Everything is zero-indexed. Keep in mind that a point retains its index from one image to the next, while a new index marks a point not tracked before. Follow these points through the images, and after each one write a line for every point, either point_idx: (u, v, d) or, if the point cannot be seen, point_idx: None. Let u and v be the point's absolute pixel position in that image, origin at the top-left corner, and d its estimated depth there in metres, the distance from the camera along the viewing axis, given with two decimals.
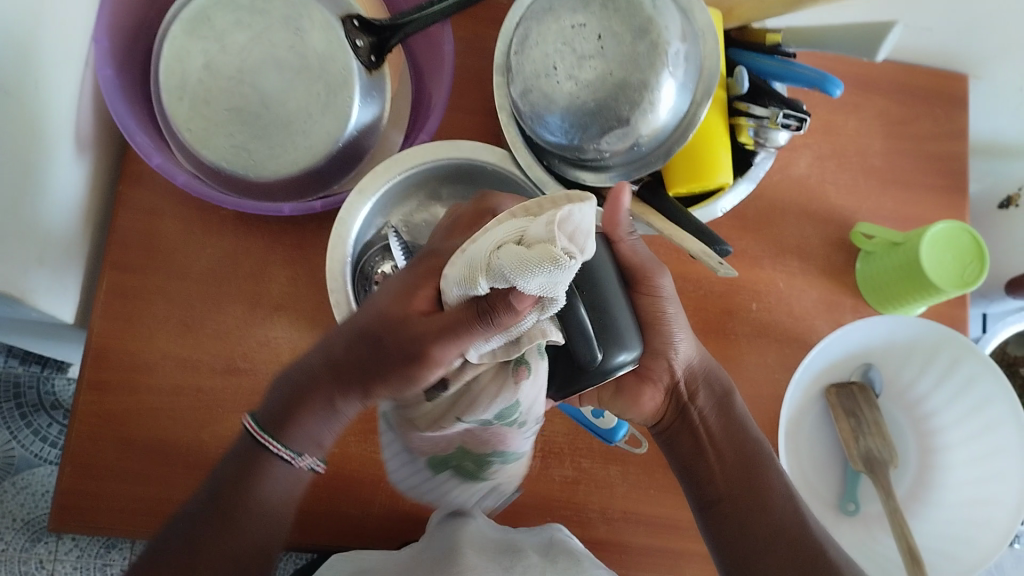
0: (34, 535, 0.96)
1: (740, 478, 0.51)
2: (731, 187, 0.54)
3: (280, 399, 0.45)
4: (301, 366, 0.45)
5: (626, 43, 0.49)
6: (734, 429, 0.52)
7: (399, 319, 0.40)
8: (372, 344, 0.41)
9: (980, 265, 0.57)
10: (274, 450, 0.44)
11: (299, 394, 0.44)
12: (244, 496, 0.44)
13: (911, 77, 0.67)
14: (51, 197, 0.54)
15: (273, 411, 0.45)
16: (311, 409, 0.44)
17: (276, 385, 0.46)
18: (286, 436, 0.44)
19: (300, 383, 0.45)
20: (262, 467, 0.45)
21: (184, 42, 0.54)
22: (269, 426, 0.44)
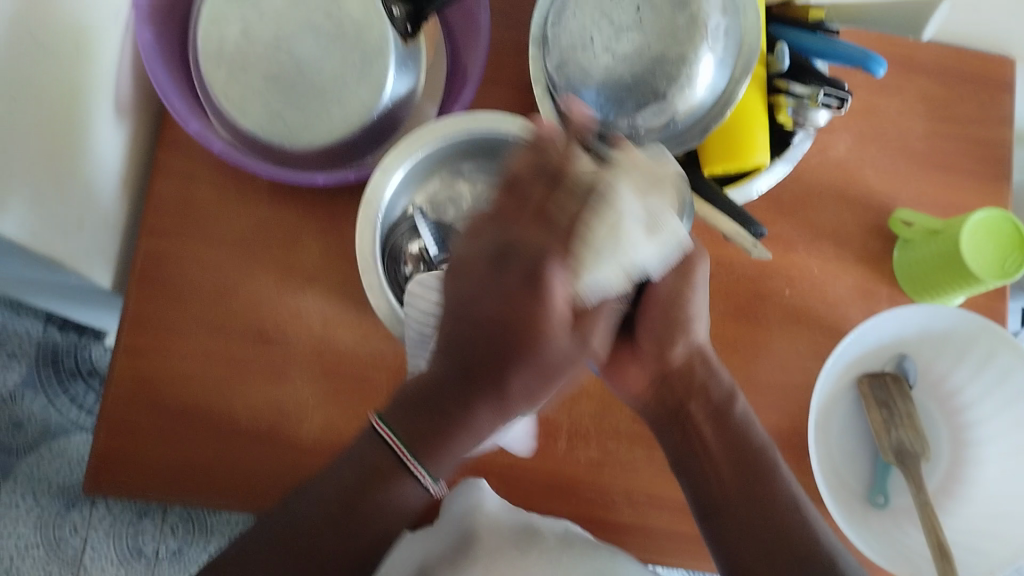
0: (68, 501, 0.99)
1: (741, 485, 0.49)
2: (768, 168, 0.53)
3: (410, 412, 0.46)
4: (425, 381, 0.46)
5: (664, 16, 0.48)
6: (741, 449, 0.51)
7: (537, 310, 0.42)
8: (490, 347, 0.44)
9: (1021, 256, 0.56)
10: (393, 446, 0.46)
11: (433, 413, 0.45)
12: (371, 502, 0.46)
13: (956, 59, 0.65)
14: (90, 162, 0.54)
15: (409, 430, 0.46)
16: (454, 423, 0.45)
17: (400, 393, 0.47)
18: (430, 456, 0.46)
19: (432, 391, 0.45)
20: (396, 481, 0.46)
21: (221, 8, 0.54)
22: (407, 443, 0.46)
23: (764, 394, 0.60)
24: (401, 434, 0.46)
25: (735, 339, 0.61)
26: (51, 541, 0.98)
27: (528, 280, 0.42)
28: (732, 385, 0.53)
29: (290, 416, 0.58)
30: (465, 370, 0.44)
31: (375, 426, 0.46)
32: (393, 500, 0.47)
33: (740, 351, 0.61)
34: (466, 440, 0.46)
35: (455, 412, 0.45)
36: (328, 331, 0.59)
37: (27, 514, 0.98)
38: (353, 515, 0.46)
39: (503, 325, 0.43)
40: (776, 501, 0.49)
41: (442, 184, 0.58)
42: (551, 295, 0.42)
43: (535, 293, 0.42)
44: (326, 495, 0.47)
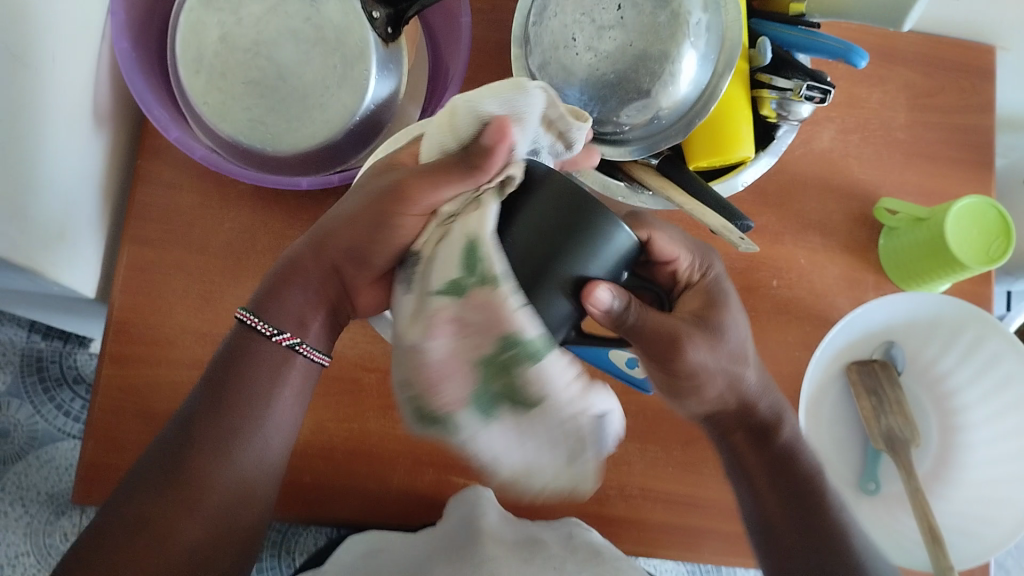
0: (57, 508, 0.97)
1: (793, 514, 0.51)
2: (754, 160, 0.53)
3: (306, 291, 0.46)
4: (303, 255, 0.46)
5: (646, 13, 0.48)
6: (779, 465, 0.51)
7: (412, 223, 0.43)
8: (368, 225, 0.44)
9: (1004, 243, 0.56)
10: (259, 328, 0.45)
11: (294, 287, 0.46)
12: (235, 397, 0.44)
13: (937, 48, 0.65)
14: (68, 171, 0.54)
15: (278, 304, 0.45)
16: (302, 306, 0.46)
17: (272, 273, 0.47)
18: (278, 317, 0.45)
19: (302, 266, 0.46)
20: (252, 347, 0.45)
21: (200, 14, 0.53)
22: (262, 313, 0.45)
23: None
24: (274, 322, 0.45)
25: None
26: (41, 549, 0.96)
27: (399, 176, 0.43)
28: (779, 405, 0.52)
29: None
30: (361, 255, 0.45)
31: (240, 316, 0.45)
32: (261, 433, 0.45)
33: None
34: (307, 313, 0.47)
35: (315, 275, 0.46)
36: None
37: (16, 522, 0.96)
38: (225, 412, 0.44)
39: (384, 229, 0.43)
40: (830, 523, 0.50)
41: None
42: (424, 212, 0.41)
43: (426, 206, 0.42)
44: (209, 376, 0.45)
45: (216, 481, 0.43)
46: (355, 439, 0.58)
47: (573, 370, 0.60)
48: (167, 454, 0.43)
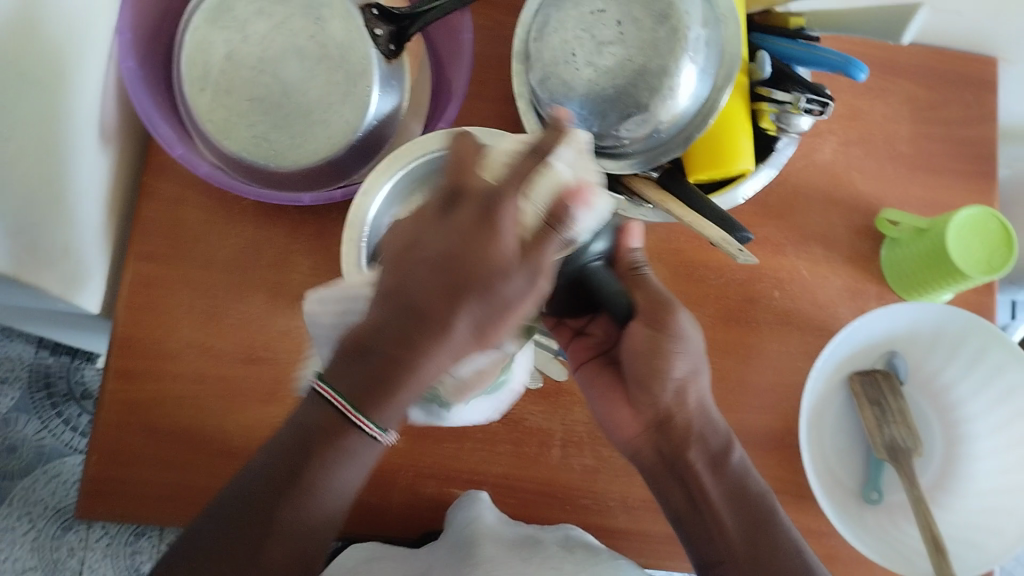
0: (64, 523, 0.98)
1: (747, 537, 0.48)
2: (753, 173, 0.53)
3: (365, 372, 0.41)
4: (367, 331, 0.41)
5: (645, 29, 0.49)
6: (733, 484, 0.50)
7: (482, 256, 0.38)
8: (450, 276, 0.39)
9: (1007, 252, 0.56)
10: (324, 398, 0.42)
11: (379, 361, 0.40)
12: (304, 490, 0.43)
13: (938, 60, 0.66)
14: (75, 188, 0.54)
15: (348, 383, 0.41)
16: (403, 369, 0.40)
17: (339, 342, 0.43)
18: (371, 408, 0.42)
19: (366, 350, 0.41)
20: (342, 441, 0.43)
21: (206, 33, 0.54)
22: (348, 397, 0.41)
23: (757, 395, 0.61)
24: (345, 393, 0.42)
25: (727, 342, 0.61)
26: (48, 564, 0.97)
27: (482, 217, 0.38)
28: (728, 433, 0.51)
29: None
30: (412, 307, 0.39)
31: (315, 384, 0.43)
32: (321, 495, 0.44)
33: (732, 354, 0.61)
34: (409, 390, 0.41)
35: (398, 352, 0.40)
36: None
37: (23, 537, 0.97)
38: (274, 513, 0.43)
39: (450, 273, 0.39)
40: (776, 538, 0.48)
41: None
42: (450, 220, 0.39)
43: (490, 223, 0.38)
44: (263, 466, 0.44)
45: (275, 555, 0.42)
46: None
47: (576, 383, 0.60)
48: (230, 520, 0.43)
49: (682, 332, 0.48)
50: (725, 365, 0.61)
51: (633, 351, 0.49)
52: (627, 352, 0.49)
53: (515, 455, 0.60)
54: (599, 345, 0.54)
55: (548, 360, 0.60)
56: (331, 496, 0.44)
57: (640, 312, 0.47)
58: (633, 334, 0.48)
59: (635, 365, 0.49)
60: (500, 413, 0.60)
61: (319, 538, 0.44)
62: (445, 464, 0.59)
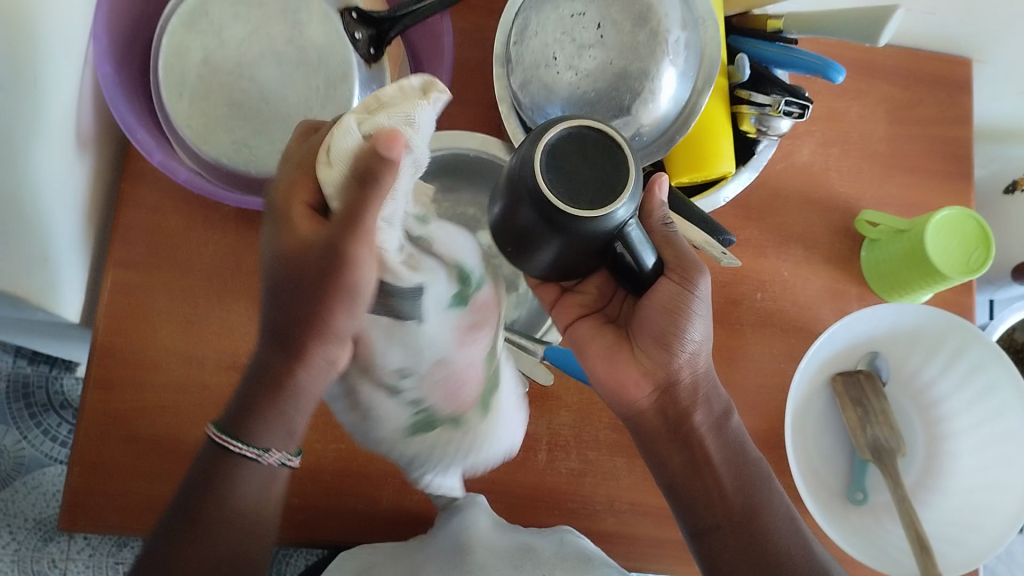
0: (46, 534, 0.96)
1: (745, 504, 0.47)
2: (734, 175, 0.53)
3: (239, 403, 0.43)
4: (253, 361, 0.44)
5: (626, 31, 0.49)
6: (733, 453, 0.48)
7: (340, 272, 0.39)
8: (298, 295, 0.41)
9: (985, 251, 0.57)
10: (246, 454, 0.43)
11: (255, 390, 0.43)
12: (217, 503, 0.43)
13: (913, 62, 0.66)
14: (52, 196, 0.54)
15: (234, 417, 0.43)
16: (280, 393, 0.42)
17: (236, 391, 0.44)
18: (247, 432, 0.43)
19: (257, 370, 0.43)
20: (228, 468, 0.43)
21: (182, 37, 0.53)
22: (232, 431, 0.43)
23: (741, 397, 0.61)
24: (236, 430, 0.43)
25: (710, 344, 0.62)
26: None
27: (336, 247, 0.39)
28: (728, 400, 0.49)
29: None
30: (284, 335, 0.42)
31: (211, 437, 0.43)
32: (233, 488, 0.44)
33: (716, 356, 0.61)
34: (280, 415, 0.43)
35: (265, 383, 0.42)
36: None
37: (3, 550, 0.95)
38: (200, 505, 0.43)
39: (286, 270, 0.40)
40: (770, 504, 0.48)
41: None
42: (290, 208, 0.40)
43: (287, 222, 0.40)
44: (186, 483, 0.44)
45: (217, 525, 0.44)
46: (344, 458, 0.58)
47: (561, 387, 0.60)
48: (168, 533, 0.44)
49: (699, 307, 0.46)
50: None
51: (655, 302, 0.46)
52: (648, 305, 0.47)
53: (501, 459, 0.59)
54: (591, 304, 0.54)
55: (533, 364, 0.56)
56: (269, 512, 0.46)
57: (669, 268, 0.45)
58: (659, 287, 0.45)
59: (653, 323, 0.47)
60: None
61: (238, 543, 0.45)
62: None
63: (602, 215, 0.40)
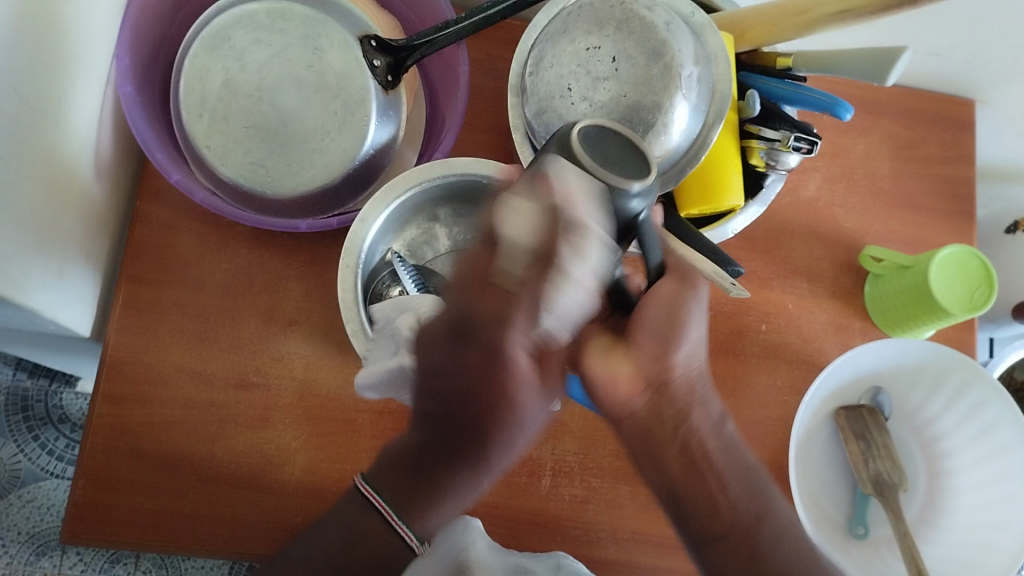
0: (39, 548, 0.95)
1: (749, 516, 0.44)
2: (742, 208, 0.54)
3: (404, 480, 0.48)
4: (404, 454, 0.49)
5: (640, 65, 0.50)
6: (733, 457, 0.45)
7: (510, 398, 0.43)
8: (454, 414, 0.45)
9: (988, 290, 0.57)
10: (380, 510, 0.48)
11: (421, 479, 0.47)
12: (369, 553, 0.48)
13: (918, 101, 0.67)
14: (69, 211, 0.54)
15: (393, 488, 0.48)
16: (438, 493, 0.47)
17: (387, 455, 0.50)
18: (418, 515, 0.47)
19: (419, 448, 0.47)
20: (373, 533, 0.48)
21: (204, 60, 0.54)
22: (396, 508, 0.47)
23: (745, 427, 0.61)
24: (389, 499, 0.48)
25: (715, 374, 0.62)
26: None
27: (489, 353, 0.41)
28: (723, 406, 0.46)
29: (274, 461, 0.58)
30: (466, 418, 0.44)
31: (359, 487, 0.49)
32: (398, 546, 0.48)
33: (720, 386, 0.62)
34: (453, 504, 0.48)
35: (431, 475, 0.47)
36: (311, 375, 0.59)
37: None
38: (352, 557, 0.48)
39: (478, 424, 0.44)
40: (779, 516, 0.46)
41: (420, 231, 0.59)
42: (513, 360, 0.41)
43: (512, 368, 0.42)
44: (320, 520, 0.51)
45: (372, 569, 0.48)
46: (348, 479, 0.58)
47: (566, 413, 0.61)
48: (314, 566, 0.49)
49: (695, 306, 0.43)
50: None
51: (655, 299, 0.43)
52: (643, 304, 0.43)
53: (504, 484, 0.60)
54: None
55: None
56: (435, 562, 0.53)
57: (668, 271, 0.44)
58: (660, 288, 0.43)
59: (648, 318, 0.43)
60: None
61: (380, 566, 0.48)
62: None
63: (620, 189, 0.40)
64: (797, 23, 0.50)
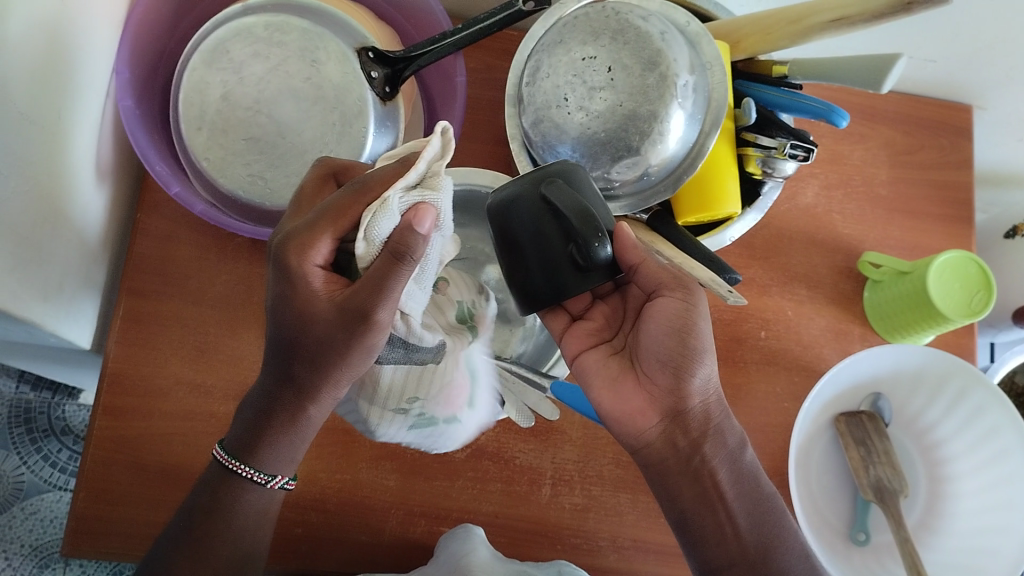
0: (42, 561, 0.96)
1: (758, 539, 0.46)
2: (739, 216, 0.55)
3: (246, 428, 0.46)
4: (249, 395, 0.47)
5: (635, 75, 0.49)
6: (746, 484, 0.48)
7: (307, 318, 0.41)
8: (282, 350, 0.43)
9: (987, 295, 0.57)
10: (227, 466, 0.47)
11: (268, 417, 0.46)
12: (223, 515, 0.47)
13: (914, 108, 0.68)
14: (70, 223, 0.54)
15: (239, 439, 0.47)
16: (283, 422, 0.45)
17: (240, 411, 0.48)
18: (262, 460, 0.46)
19: (265, 399, 0.45)
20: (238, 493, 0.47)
21: (203, 73, 0.54)
22: (241, 454, 0.47)
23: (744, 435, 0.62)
24: (240, 453, 0.47)
25: None
26: None
27: (281, 269, 0.41)
28: (742, 432, 0.49)
29: None
30: (292, 357, 0.43)
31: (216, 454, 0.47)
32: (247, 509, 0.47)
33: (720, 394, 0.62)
34: (287, 438, 0.46)
35: (268, 410, 0.45)
36: None
37: None
38: (197, 523, 0.47)
39: (292, 349, 0.42)
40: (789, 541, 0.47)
41: None
42: (304, 275, 0.40)
43: (295, 284, 0.41)
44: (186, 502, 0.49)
45: (221, 547, 0.47)
46: (349, 490, 0.58)
47: (566, 422, 0.61)
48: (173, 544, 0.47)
49: (700, 318, 0.48)
50: None
51: (661, 315, 0.48)
52: (653, 326, 0.49)
53: (505, 494, 0.60)
54: (601, 333, 0.54)
55: (539, 399, 0.57)
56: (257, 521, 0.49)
57: (672, 284, 0.48)
58: (665, 305, 0.48)
59: (658, 347, 0.48)
60: (489, 450, 0.60)
61: (231, 562, 0.48)
62: (435, 502, 0.59)
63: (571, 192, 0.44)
64: (793, 30, 0.50)
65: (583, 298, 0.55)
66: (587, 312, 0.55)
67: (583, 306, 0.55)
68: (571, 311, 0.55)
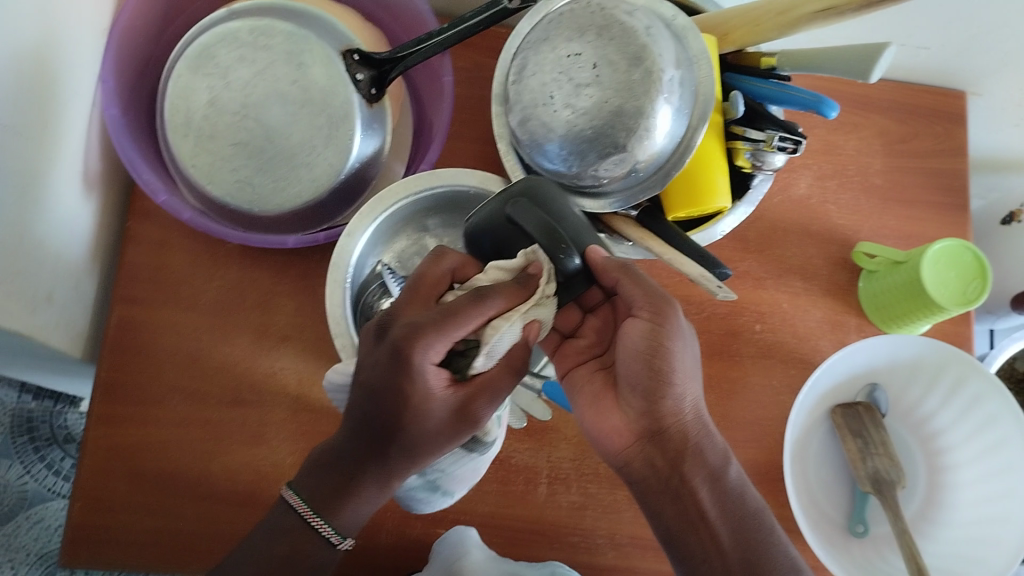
0: (47, 570, 0.97)
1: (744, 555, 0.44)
2: (730, 210, 0.54)
3: (323, 479, 0.47)
4: (331, 448, 0.47)
5: (621, 71, 0.49)
6: (731, 502, 0.45)
7: (417, 412, 0.44)
8: (375, 426, 0.45)
9: (981, 284, 0.57)
10: (298, 511, 0.47)
11: (340, 475, 0.46)
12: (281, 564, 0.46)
13: (908, 96, 0.67)
14: (59, 233, 0.54)
15: (315, 489, 0.46)
16: (352, 490, 0.46)
17: (314, 458, 0.48)
18: (332, 510, 0.46)
19: (344, 461, 0.46)
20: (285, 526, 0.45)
21: (188, 79, 0.54)
22: (313, 504, 0.46)
23: (741, 429, 0.61)
24: (308, 499, 0.47)
25: (711, 376, 0.62)
26: None
27: (394, 358, 0.43)
28: (726, 448, 0.47)
29: (269, 476, 0.58)
30: (388, 430, 0.45)
31: (284, 495, 0.48)
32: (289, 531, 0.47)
33: (716, 388, 0.62)
34: (368, 499, 0.47)
35: (353, 472, 0.46)
36: (305, 390, 0.59)
37: None
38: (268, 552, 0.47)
39: (388, 429, 0.45)
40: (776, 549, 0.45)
41: (411, 242, 0.59)
42: (421, 372, 0.43)
43: (414, 379, 0.43)
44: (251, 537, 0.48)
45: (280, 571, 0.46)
46: None
47: (562, 420, 0.61)
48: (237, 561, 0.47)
49: (674, 335, 0.46)
50: (710, 400, 0.62)
51: (631, 345, 0.46)
52: (624, 351, 0.47)
53: (502, 493, 0.59)
54: (590, 350, 0.53)
55: (533, 399, 0.58)
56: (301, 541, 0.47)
57: (640, 306, 0.46)
58: (633, 329, 0.47)
59: (630, 370, 0.47)
60: None
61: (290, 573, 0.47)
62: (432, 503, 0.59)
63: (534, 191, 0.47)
64: (781, 21, 0.50)
65: (572, 312, 0.54)
66: (577, 330, 0.54)
67: (572, 324, 0.54)
68: (562, 328, 0.55)
